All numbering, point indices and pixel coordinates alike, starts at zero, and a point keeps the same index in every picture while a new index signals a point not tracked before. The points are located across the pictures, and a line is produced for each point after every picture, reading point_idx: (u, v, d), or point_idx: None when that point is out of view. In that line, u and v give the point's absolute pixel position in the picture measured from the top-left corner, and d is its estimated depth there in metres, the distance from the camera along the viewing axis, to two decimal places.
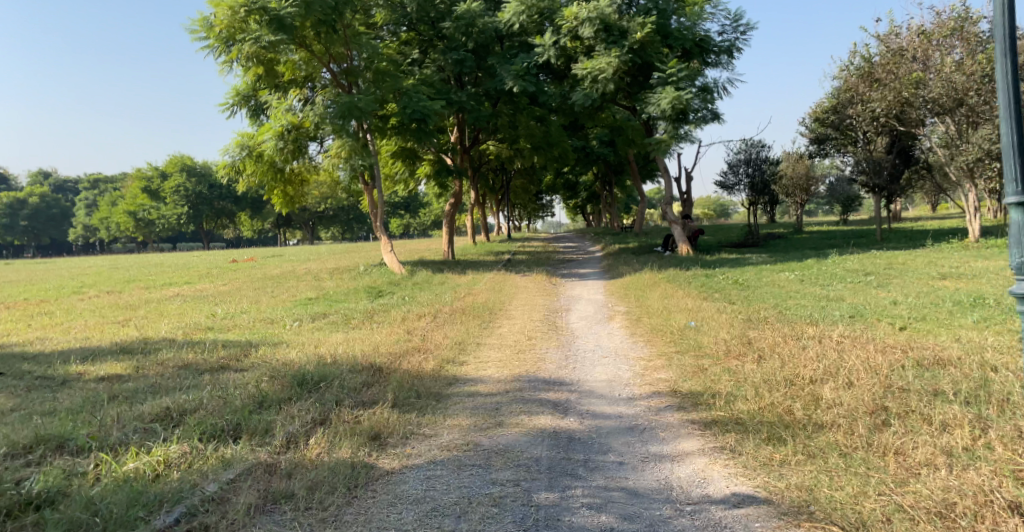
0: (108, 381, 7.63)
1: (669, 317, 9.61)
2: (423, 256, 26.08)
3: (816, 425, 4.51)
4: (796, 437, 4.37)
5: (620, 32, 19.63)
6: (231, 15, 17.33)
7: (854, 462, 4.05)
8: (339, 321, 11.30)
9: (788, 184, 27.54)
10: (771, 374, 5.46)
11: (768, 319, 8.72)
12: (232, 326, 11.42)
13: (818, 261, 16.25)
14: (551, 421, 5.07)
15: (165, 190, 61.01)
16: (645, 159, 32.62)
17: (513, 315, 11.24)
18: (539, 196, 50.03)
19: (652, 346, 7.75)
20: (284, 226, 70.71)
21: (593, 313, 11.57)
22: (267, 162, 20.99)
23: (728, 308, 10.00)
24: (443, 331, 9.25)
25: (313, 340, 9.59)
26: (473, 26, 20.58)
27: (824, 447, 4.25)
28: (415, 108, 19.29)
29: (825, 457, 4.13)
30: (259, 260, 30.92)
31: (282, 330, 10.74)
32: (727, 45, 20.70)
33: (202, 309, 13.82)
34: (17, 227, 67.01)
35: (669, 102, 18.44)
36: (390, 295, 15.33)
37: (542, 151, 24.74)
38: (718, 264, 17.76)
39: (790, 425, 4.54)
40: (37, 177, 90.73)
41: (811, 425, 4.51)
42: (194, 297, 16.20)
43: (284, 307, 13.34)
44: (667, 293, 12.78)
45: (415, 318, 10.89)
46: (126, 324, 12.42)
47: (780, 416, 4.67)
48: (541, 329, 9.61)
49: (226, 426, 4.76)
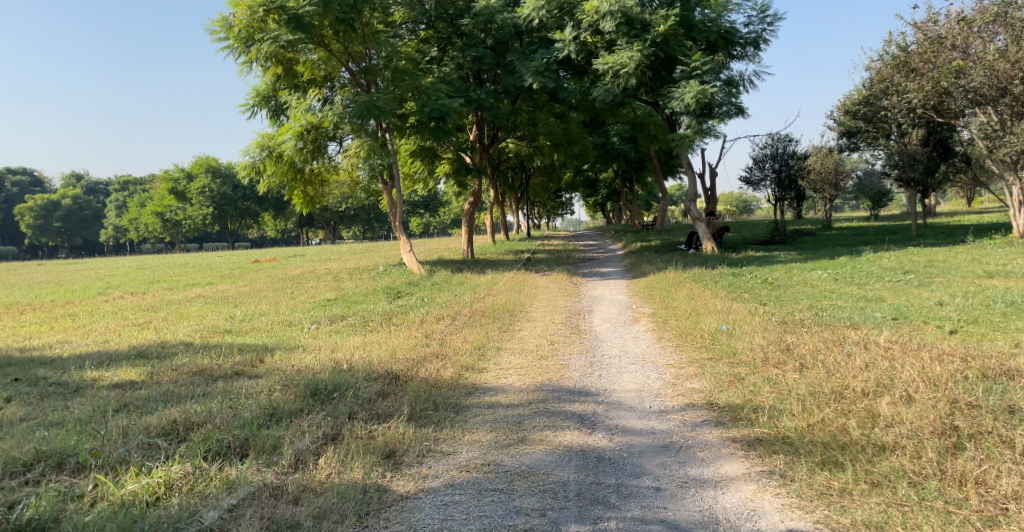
0: (120, 389, 7.03)
1: (699, 320, 9.20)
2: (443, 256, 25.81)
3: (878, 448, 4.21)
4: (857, 462, 4.09)
5: (642, 25, 19.20)
6: (250, 15, 17.17)
7: (929, 494, 3.79)
8: (358, 324, 11.02)
9: (816, 179, 26.76)
10: (817, 386, 5.08)
11: (804, 322, 8.30)
12: (250, 328, 11.18)
13: (851, 259, 15.68)
14: (577, 437, 4.72)
15: (191, 191, 61.59)
16: (667, 155, 32.05)
17: (534, 317, 10.89)
18: (560, 192, 49.56)
19: (682, 352, 7.35)
20: (307, 226, 71.04)
21: (618, 315, 11.17)
22: (287, 163, 20.83)
23: (761, 310, 9.56)
24: (463, 335, 8.94)
25: (330, 344, 9.31)
26: (492, 23, 20.31)
27: (890, 475, 3.98)
28: (433, 107, 19.00)
29: (892, 488, 3.87)
30: (282, 261, 30.86)
31: (300, 333, 10.46)
32: (754, 38, 20.11)
33: (223, 311, 13.52)
34: (50, 229, 68.10)
35: (693, 96, 17.92)
36: (410, 296, 15.04)
37: (562, 149, 24.34)
38: (745, 262, 17.28)
39: (847, 448, 4.25)
40: (69, 179, 92.19)
41: (872, 448, 4.22)
42: (215, 298, 16.08)
43: (303, 310, 13.09)
44: (694, 293, 12.35)
45: (434, 321, 10.57)
46: (146, 327, 12.22)
47: (839, 435, 4.38)
48: (563, 333, 9.24)
49: (231, 442, 4.46)
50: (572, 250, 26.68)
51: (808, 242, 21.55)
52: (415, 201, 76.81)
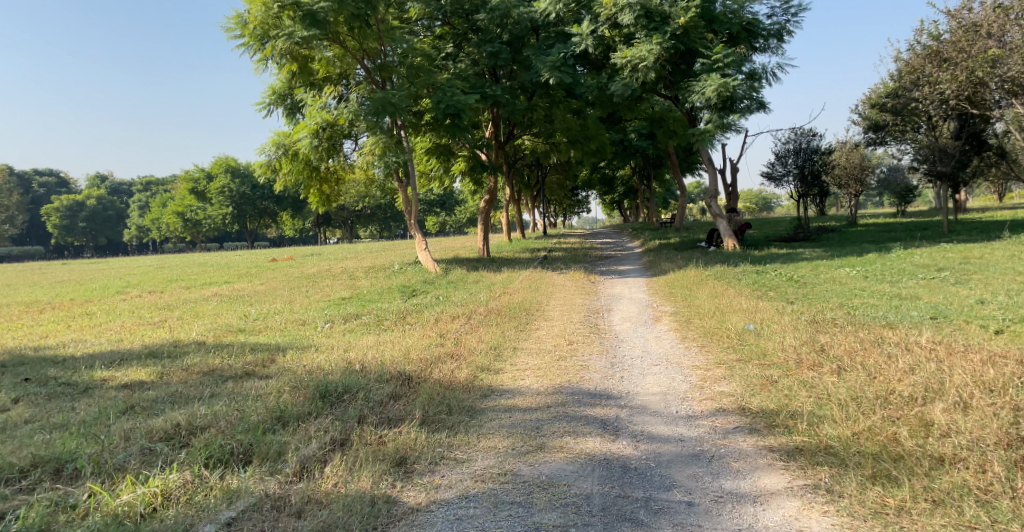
0: (128, 389, 6.72)
1: (724, 319, 8.87)
2: (459, 254, 25.60)
3: (936, 462, 3.89)
4: (913, 477, 3.77)
5: (661, 17, 18.77)
6: (265, 11, 17.04)
7: (1001, 515, 3.46)
8: (371, 323, 10.81)
9: (840, 174, 26.31)
10: (861, 391, 4.78)
11: (836, 322, 7.98)
12: (264, 327, 10.99)
13: (879, 257, 15.22)
14: (600, 445, 4.44)
15: (211, 191, 62.00)
16: (687, 152, 31.59)
17: (551, 316, 10.61)
18: (578, 190, 49.18)
19: (707, 353, 7.03)
20: (324, 225, 71.26)
21: (638, 314, 10.84)
22: (303, 161, 20.70)
23: (789, 309, 9.21)
24: (478, 335, 8.66)
25: (343, 344, 9.09)
26: (508, 17, 20.06)
27: (952, 491, 3.66)
28: (449, 103, 18.75)
29: (958, 508, 3.55)
30: (299, 260, 30.85)
31: (313, 333, 10.25)
32: (777, 29, 19.65)
33: (237, 311, 13.39)
34: (76, 229, 68.91)
35: (714, 90, 17.51)
36: (425, 294, 14.81)
37: (578, 145, 23.73)
38: (769, 260, 16.87)
39: (899, 460, 3.95)
40: (94, 180, 93.52)
41: (929, 460, 3.90)
42: (230, 297, 15.94)
43: (317, 309, 12.89)
44: (717, 291, 12.00)
45: (449, 320, 10.32)
46: (160, 326, 12.16)
47: (890, 446, 4.07)
48: (582, 332, 8.94)
49: (234, 448, 4.21)
50: (589, 248, 26.36)
51: (833, 239, 21.03)
52: (431, 200, 76.77)
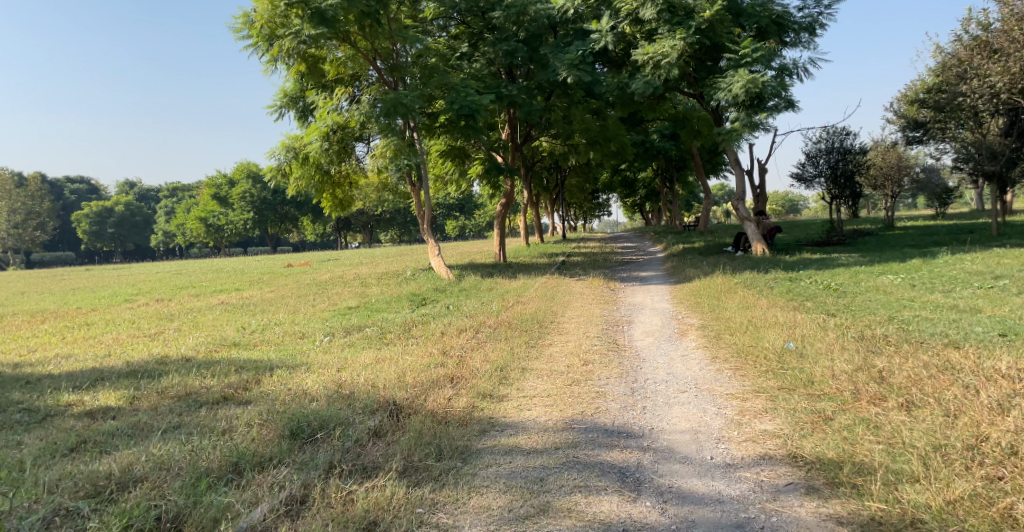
0: (90, 418, 5.74)
1: (758, 335, 8.05)
2: (476, 260, 24.84)
3: None
4: None
5: (685, 12, 17.93)
6: (272, 10, 16.37)
7: None
8: (373, 336, 10.05)
9: (877, 175, 25.38)
10: (938, 439, 4.02)
11: (890, 342, 7.20)
12: (259, 340, 10.05)
13: (923, 264, 14.31)
14: (619, 509, 3.72)
15: (233, 196, 62.06)
16: (711, 153, 30.65)
17: (566, 330, 9.79)
18: (597, 193, 48.29)
19: (742, 378, 6.19)
20: (344, 230, 71.00)
21: (662, 327, 10.00)
22: (313, 164, 20.03)
23: (831, 327, 8.37)
24: (484, 353, 7.90)
25: (340, 361, 8.27)
26: (525, 15, 19.32)
27: None
28: (464, 104, 18.01)
29: None
30: (315, 265, 30.16)
31: (310, 347, 9.43)
32: (809, 22, 18.58)
33: (239, 319, 12.40)
34: (105, 235, 69.50)
35: (742, 86, 16.57)
36: (434, 303, 14.07)
37: (598, 146, 22.85)
38: (802, 266, 15.94)
39: None
40: (123, 187, 94.55)
41: None
42: (235, 306, 15.26)
43: (319, 319, 12.14)
44: (748, 301, 11.10)
45: (456, 334, 9.55)
46: (154, 334, 11.21)
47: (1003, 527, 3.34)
48: (599, 350, 8.14)
49: (164, 513, 3.60)
50: (609, 253, 25.47)
51: (870, 243, 19.97)
52: (451, 204, 76.46)
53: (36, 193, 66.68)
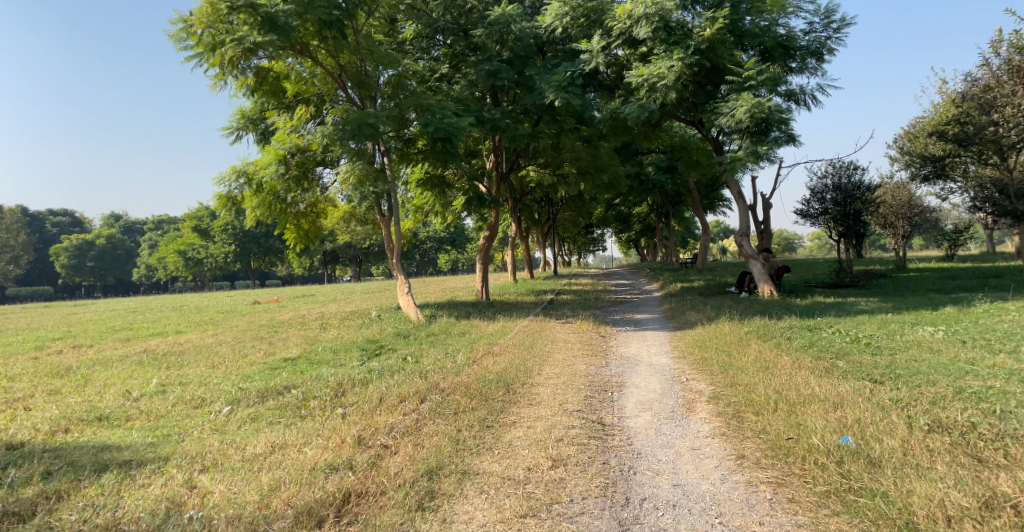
0: None
1: (797, 421, 5.97)
2: (456, 297, 22.58)
3: None
4: None
5: (683, 31, 16.10)
6: (212, 11, 13.89)
7: None
8: (292, 405, 7.60)
9: (886, 213, 23.70)
10: None
11: (983, 450, 5.25)
12: (135, 412, 7.12)
13: (961, 313, 12.65)
14: None
15: (214, 229, 59.55)
16: (710, 187, 28.89)
17: (539, 400, 7.61)
18: (592, 227, 46.31)
19: (791, 509, 4.57)
20: (331, 263, 68.32)
21: (661, 398, 7.79)
22: (269, 192, 17.73)
23: (892, 410, 6.27)
24: (418, 445, 5.64)
25: (219, 449, 5.71)
26: (509, 34, 17.14)
27: None
28: (439, 126, 15.87)
29: None
30: (284, 302, 27.47)
31: (199, 424, 6.69)
32: (816, 47, 16.80)
33: (140, 372, 9.68)
34: (83, 269, 66.57)
35: (746, 111, 14.56)
36: (390, 355, 11.68)
37: (589, 178, 20.93)
38: (820, 310, 13.98)
39: None
40: (108, 219, 92.01)
41: None
42: (157, 349, 12.70)
43: (241, 373, 9.53)
44: (767, 359, 8.94)
45: (398, 407, 7.28)
46: (15, 398, 8.25)
47: None
48: (576, 439, 6.01)
49: None
50: (601, 291, 23.37)
51: (886, 286, 18.06)
52: (442, 237, 74.24)
53: (12, 226, 64.10)
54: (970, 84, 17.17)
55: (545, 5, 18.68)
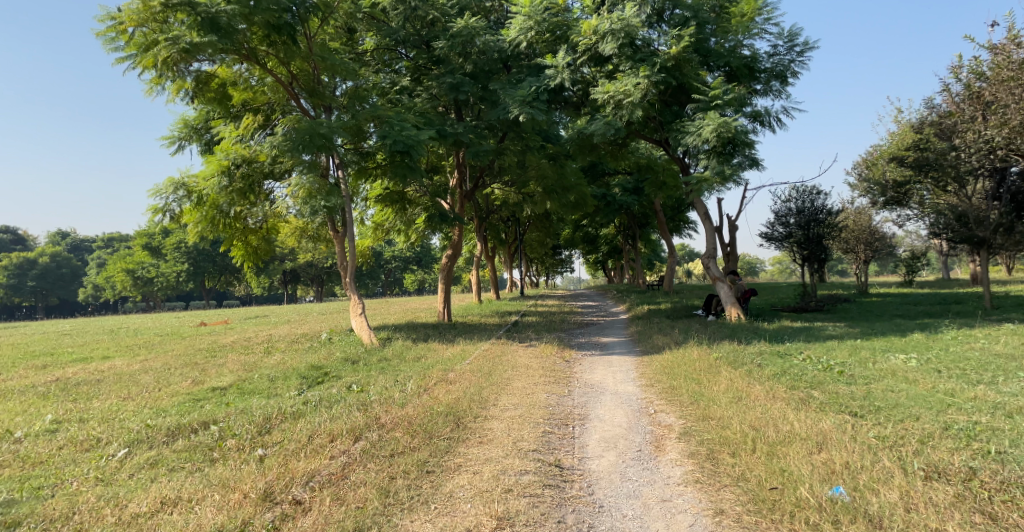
0: None
1: (779, 469, 5.25)
2: (416, 318, 21.56)
3: None
4: None
5: (649, 48, 15.58)
6: (145, 9, 12.83)
7: None
8: (204, 447, 6.56)
9: (848, 237, 23.47)
10: None
11: (987, 508, 4.59)
12: (9, 461, 6.02)
13: (931, 340, 12.19)
14: None
15: (166, 247, 57.28)
16: (676, 208, 28.48)
17: (489, 438, 6.69)
18: (558, 247, 45.72)
19: None
20: (290, 283, 66.44)
21: (627, 435, 6.95)
22: (211, 205, 16.55)
23: (883, 452, 5.53)
24: (343, 507, 4.74)
25: (92, 515, 4.71)
26: (472, 45, 16.41)
27: None
28: (396, 138, 14.98)
29: None
30: (234, 324, 25.97)
31: (84, 473, 5.66)
32: (781, 69, 16.43)
33: (38, 406, 8.49)
34: (24, 288, 63.35)
35: (713, 130, 14.02)
36: (332, 384, 10.65)
37: (554, 196, 20.25)
38: (789, 335, 13.41)
39: None
40: (56, 237, 88.35)
41: None
42: (72, 377, 11.47)
43: (157, 406, 8.43)
44: (739, 389, 8.22)
45: (327, 448, 6.30)
46: None
47: None
48: (530, 488, 5.16)
49: None
50: (568, 312, 22.61)
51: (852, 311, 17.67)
52: (406, 257, 73.04)
53: None
54: (932, 108, 16.98)
55: (510, 17, 18.03)
